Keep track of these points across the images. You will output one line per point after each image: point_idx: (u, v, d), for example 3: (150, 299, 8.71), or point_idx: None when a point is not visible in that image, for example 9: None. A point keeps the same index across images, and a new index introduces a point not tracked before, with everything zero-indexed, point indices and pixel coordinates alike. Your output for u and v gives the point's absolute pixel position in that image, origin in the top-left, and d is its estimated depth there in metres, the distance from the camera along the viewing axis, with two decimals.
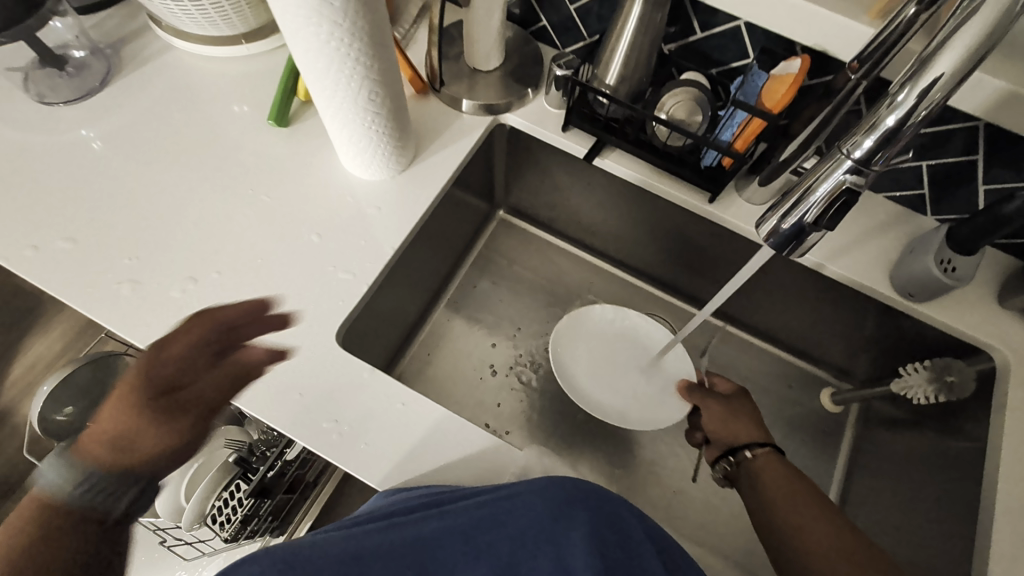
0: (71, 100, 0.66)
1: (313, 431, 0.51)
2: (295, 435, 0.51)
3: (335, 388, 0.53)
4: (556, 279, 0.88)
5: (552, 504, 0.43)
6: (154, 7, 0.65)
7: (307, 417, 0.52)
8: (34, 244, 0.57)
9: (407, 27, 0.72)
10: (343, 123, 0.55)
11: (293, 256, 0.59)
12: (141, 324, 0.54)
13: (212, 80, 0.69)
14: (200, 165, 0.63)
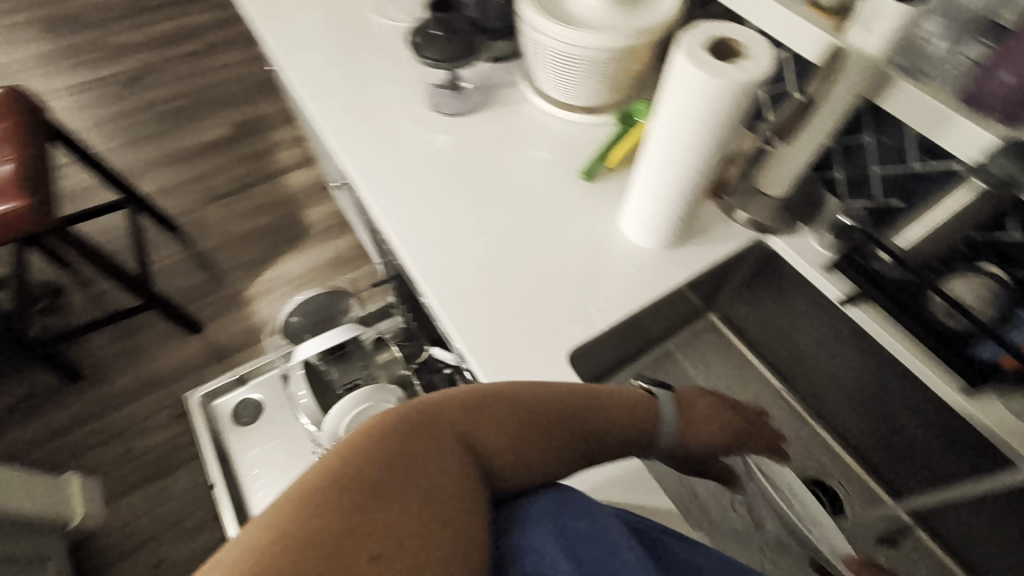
0: (451, 114, 0.89)
1: None
2: None
3: None
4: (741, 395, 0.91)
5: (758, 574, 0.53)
6: (538, 71, 0.86)
7: None
8: (394, 202, 0.79)
9: None
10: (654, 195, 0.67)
11: (561, 278, 0.71)
12: (441, 282, 0.71)
13: (546, 130, 0.88)
14: (516, 187, 0.81)
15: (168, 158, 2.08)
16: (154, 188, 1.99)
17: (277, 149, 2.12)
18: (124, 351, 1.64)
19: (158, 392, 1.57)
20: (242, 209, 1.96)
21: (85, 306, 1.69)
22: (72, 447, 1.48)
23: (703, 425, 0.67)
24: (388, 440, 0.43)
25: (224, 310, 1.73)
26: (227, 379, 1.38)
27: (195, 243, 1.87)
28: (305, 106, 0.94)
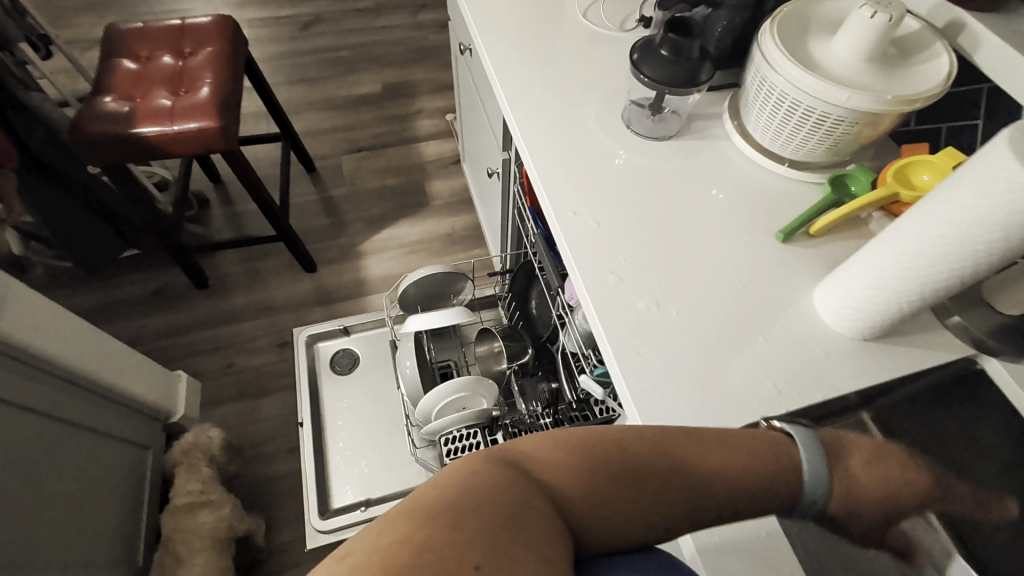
0: (644, 136, 0.86)
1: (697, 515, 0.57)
2: None
3: None
4: None
5: None
6: (754, 112, 0.81)
7: None
8: (575, 212, 0.77)
9: None
10: (880, 287, 0.60)
11: (739, 342, 0.66)
12: (611, 311, 0.68)
13: (742, 178, 0.83)
14: (700, 229, 0.77)
15: (321, 103, 2.20)
16: (303, 128, 2.12)
17: (419, 116, 2.19)
18: (246, 272, 1.76)
19: (267, 318, 1.68)
20: (375, 166, 2.04)
21: (224, 223, 1.84)
22: (186, 347, 1.61)
23: (864, 474, 0.48)
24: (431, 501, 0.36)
25: (340, 257, 1.81)
26: (335, 327, 1.44)
27: (326, 188, 1.97)
28: (498, 95, 0.94)
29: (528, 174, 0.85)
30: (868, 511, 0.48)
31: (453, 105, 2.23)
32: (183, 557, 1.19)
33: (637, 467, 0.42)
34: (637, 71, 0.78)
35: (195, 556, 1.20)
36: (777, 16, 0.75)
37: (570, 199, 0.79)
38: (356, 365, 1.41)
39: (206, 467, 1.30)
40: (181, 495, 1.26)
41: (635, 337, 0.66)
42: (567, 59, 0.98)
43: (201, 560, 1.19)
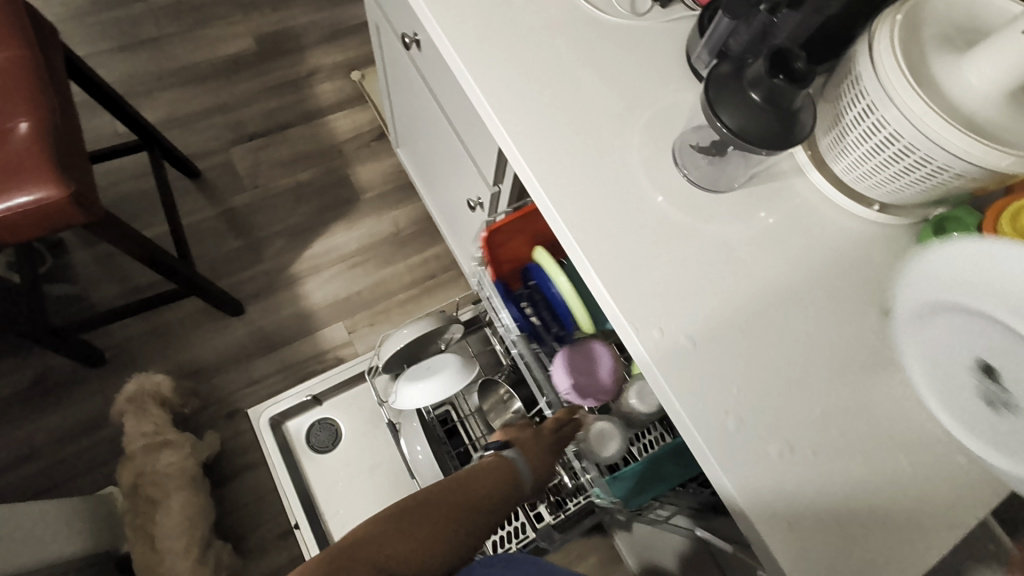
0: (708, 190, 0.68)
1: None
2: None
3: None
4: None
5: None
6: (849, 154, 0.64)
7: None
8: (663, 331, 0.61)
9: None
10: None
11: (884, 470, 0.57)
12: (742, 468, 0.56)
13: (830, 230, 0.68)
14: (805, 316, 0.63)
15: (179, 77, 1.68)
16: (164, 117, 1.63)
17: (315, 78, 1.74)
18: (153, 331, 1.39)
19: (198, 385, 1.36)
20: (279, 156, 1.62)
21: (97, 270, 1.40)
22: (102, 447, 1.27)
23: None
24: None
25: (269, 288, 1.48)
26: (301, 400, 1.19)
27: (223, 197, 1.56)
28: (505, 146, 0.69)
29: (580, 271, 0.65)
30: None
31: (355, 58, 1.78)
32: (160, 498, 1.14)
33: (425, 505, 0.64)
34: (714, 115, 0.57)
35: (172, 496, 1.15)
36: (896, 29, 0.56)
37: (650, 310, 0.62)
38: (339, 437, 1.19)
39: (157, 408, 1.23)
40: (137, 440, 1.20)
41: (777, 498, 0.56)
42: (582, 70, 0.71)
43: (178, 499, 1.15)
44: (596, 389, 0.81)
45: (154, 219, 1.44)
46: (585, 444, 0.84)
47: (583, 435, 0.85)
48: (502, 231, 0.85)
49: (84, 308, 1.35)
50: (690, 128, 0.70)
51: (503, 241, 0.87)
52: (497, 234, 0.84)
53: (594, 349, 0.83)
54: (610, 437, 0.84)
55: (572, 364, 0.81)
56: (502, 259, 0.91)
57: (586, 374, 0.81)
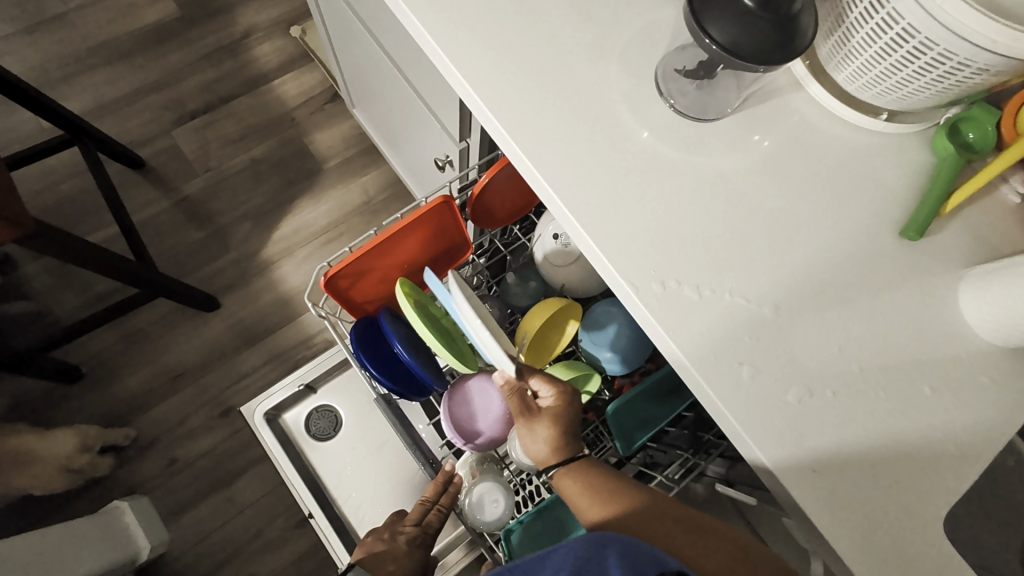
0: (702, 118, 0.60)
1: None
2: None
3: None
4: None
5: (588, 555, 0.41)
6: (852, 61, 0.57)
7: None
8: (665, 284, 0.55)
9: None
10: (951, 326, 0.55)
11: (908, 401, 0.54)
12: (760, 420, 0.53)
13: (833, 147, 0.62)
14: (816, 246, 0.58)
15: (100, 55, 1.51)
16: (91, 104, 1.47)
17: (251, 40, 1.57)
18: (128, 338, 1.32)
19: (187, 388, 1.31)
20: (227, 133, 1.49)
21: (53, 282, 1.30)
22: None
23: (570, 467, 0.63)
24: None
25: (242, 278, 1.40)
26: (294, 390, 1.15)
27: (175, 185, 1.44)
28: (464, 94, 0.59)
29: (565, 228, 0.57)
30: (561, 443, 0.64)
31: (292, 11, 1.61)
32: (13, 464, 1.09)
33: None
34: (701, 29, 0.49)
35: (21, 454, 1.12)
36: None
37: (648, 263, 0.55)
38: (339, 422, 1.15)
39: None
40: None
41: (801, 449, 0.52)
42: None
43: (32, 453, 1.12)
44: (479, 437, 0.74)
45: (103, 220, 1.33)
46: (466, 512, 0.71)
47: (465, 501, 0.71)
48: (343, 273, 0.70)
49: (48, 323, 1.27)
50: (672, 50, 0.61)
51: (349, 283, 0.73)
52: (338, 274, 0.70)
53: (477, 393, 0.76)
54: (490, 500, 0.71)
55: (455, 416, 0.74)
56: (358, 301, 0.76)
57: (466, 421, 0.74)
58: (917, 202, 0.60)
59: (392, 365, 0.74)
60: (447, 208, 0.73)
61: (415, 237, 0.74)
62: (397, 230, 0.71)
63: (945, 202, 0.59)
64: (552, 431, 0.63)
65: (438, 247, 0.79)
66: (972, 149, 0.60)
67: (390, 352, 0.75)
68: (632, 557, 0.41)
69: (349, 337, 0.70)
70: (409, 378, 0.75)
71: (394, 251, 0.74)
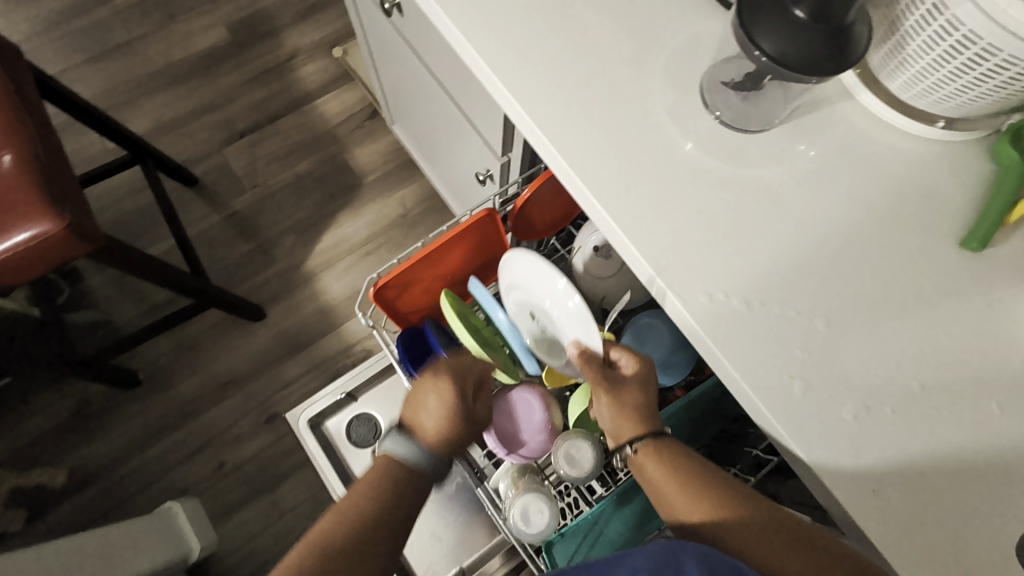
0: (747, 130, 0.60)
1: None
2: None
3: None
4: None
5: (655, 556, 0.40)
6: (906, 69, 0.56)
7: None
8: (713, 296, 0.54)
9: None
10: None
11: (973, 420, 0.52)
12: (813, 436, 0.51)
13: (886, 155, 0.61)
14: (871, 258, 0.57)
15: (158, 80, 1.61)
16: (150, 125, 1.57)
17: (296, 61, 1.65)
18: (180, 346, 1.39)
19: (234, 395, 1.36)
20: (273, 150, 1.56)
21: (114, 293, 1.38)
22: (154, 463, 1.30)
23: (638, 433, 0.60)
24: None
25: (286, 289, 1.45)
26: (336, 398, 1.18)
27: (225, 200, 1.51)
28: (510, 111, 0.61)
29: (610, 239, 0.58)
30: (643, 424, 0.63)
31: (334, 33, 1.68)
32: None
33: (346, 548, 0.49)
34: (750, 43, 0.49)
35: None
36: None
37: (694, 274, 0.55)
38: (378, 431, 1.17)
39: None
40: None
41: (859, 467, 0.51)
42: (585, 11, 0.63)
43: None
44: (522, 447, 0.76)
45: (160, 235, 1.41)
46: (513, 525, 0.71)
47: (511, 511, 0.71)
48: (391, 284, 0.72)
49: (110, 332, 1.35)
50: (717, 63, 0.61)
51: (396, 293, 0.75)
52: (386, 285, 0.72)
53: (520, 404, 0.78)
54: (536, 510, 0.71)
55: (499, 427, 0.76)
56: (403, 311, 0.79)
57: (509, 430, 0.77)
58: (979, 211, 0.58)
59: None
60: (491, 220, 0.75)
61: (459, 248, 0.76)
62: (443, 243, 0.73)
63: (1008, 214, 0.57)
64: (637, 402, 0.60)
65: (480, 259, 0.81)
66: None
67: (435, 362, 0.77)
68: (710, 563, 0.39)
69: (397, 347, 0.73)
70: None
71: (439, 262, 0.76)
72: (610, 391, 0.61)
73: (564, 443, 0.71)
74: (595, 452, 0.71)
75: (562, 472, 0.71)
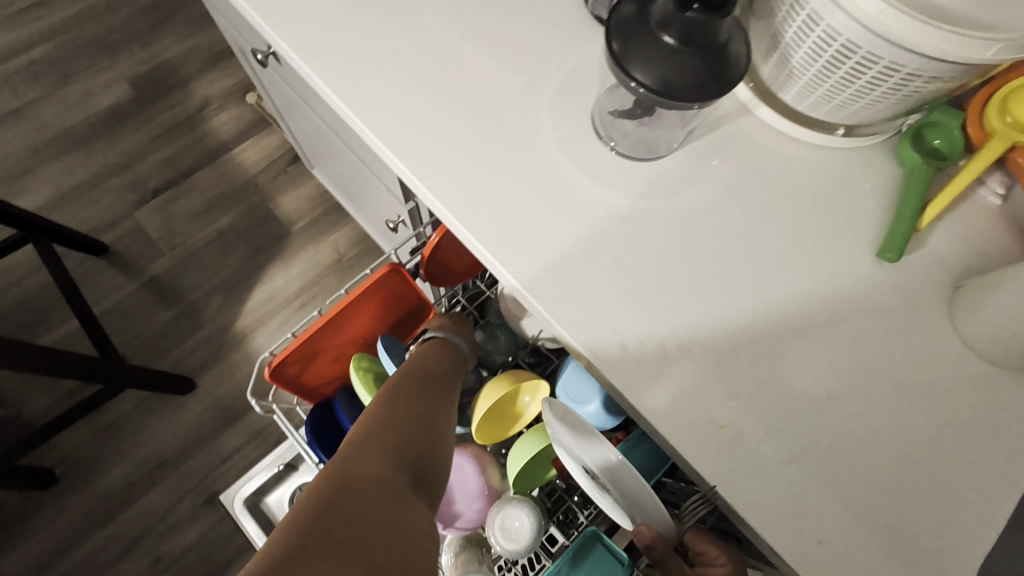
0: (645, 158, 0.56)
1: None
2: None
3: None
4: None
5: None
6: (796, 81, 0.53)
7: None
8: (627, 345, 0.50)
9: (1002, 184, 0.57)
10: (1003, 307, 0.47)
11: (909, 443, 0.48)
12: (747, 484, 0.47)
13: (790, 168, 0.58)
14: (787, 280, 0.53)
15: (57, 146, 1.50)
16: (51, 195, 1.45)
17: (207, 111, 1.56)
18: (102, 432, 1.27)
19: (167, 478, 1.25)
20: (190, 207, 1.47)
21: (20, 384, 1.26)
22: (82, 568, 1.18)
23: None
24: (322, 483, 0.42)
25: (216, 354, 1.35)
26: (275, 470, 1.08)
27: (141, 267, 1.41)
28: (391, 163, 0.56)
29: (512, 294, 0.53)
30: None
31: (246, 78, 1.61)
32: None
33: (406, 413, 0.55)
34: (624, 74, 0.45)
35: None
36: None
37: (605, 322, 0.50)
38: None
39: None
40: None
41: (800, 515, 0.47)
42: (464, 48, 0.58)
43: None
44: (458, 518, 0.69)
45: (67, 314, 1.29)
46: None
47: None
48: (290, 359, 0.65)
49: (18, 427, 1.22)
50: (603, 92, 0.58)
51: (299, 367, 0.67)
52: (283, 362, 0.64)
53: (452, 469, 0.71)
54: None
55: None
56: (311, 384, 0.71)
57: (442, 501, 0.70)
58: (890, 217, 0.56)
59: None
60: (397, 275, 0.68)
61: (365, 309, 0.69)
62: (344, 307, 0.66)
63: (919, 217, 0.55)
64: None
65: (394, 316, 0.74)
66: (939, 156, 0.56)
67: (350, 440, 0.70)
68: None
69: (304, 430, 0.65)
70: None
71: (344, 327, 0.69)
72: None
73: (499, 513, 0.66)
74: (533, 521, 0.65)
75: (498, 545, 0.65)
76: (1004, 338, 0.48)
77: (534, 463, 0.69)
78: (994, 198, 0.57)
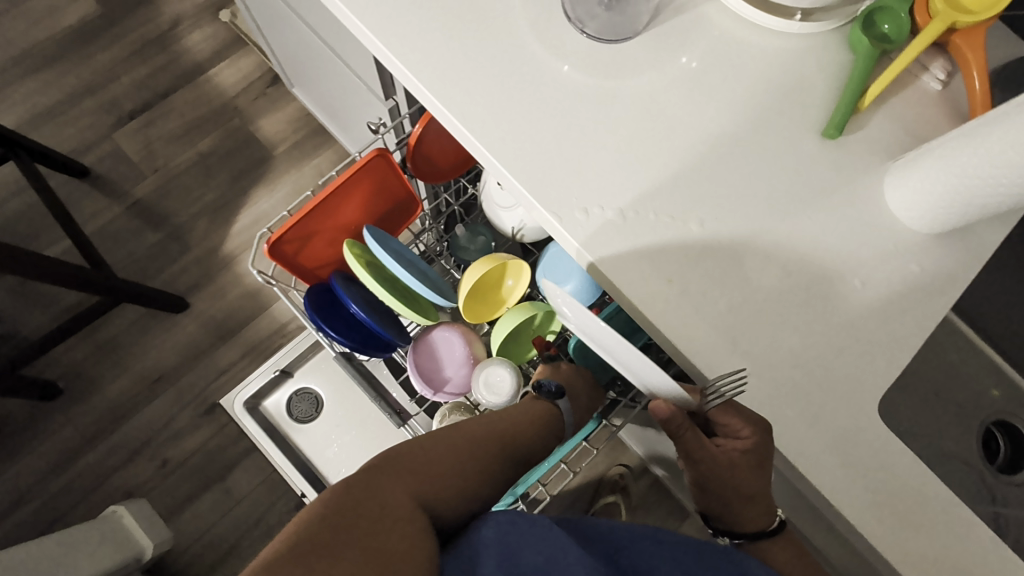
0: (612, 39, 0.59)
1: (867, 506, 0.51)
2: (841, 493, 0.51)
3: (880, 457, 0.52)
4: (961, 347, 0.77)
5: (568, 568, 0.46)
6: None
7: (848, 470, 0.52)
8: (586, 210, 0.55)
9: (946, 69, 0.61)
10: (921, 180, 0.54)
11: (834, 295, 0.55)
12: (690, 330, 0.54)
13: (750, 53, 0.61)
14: (738, 154, 0.58)
15: (27, 65, 1.46)
16: (26, 116, 1.43)
17: (180, 30, 1.51)
18: (101, 349, 1.32)
19: (167, 390, 1.31)
20: (169, 130, 1.45)
21: (16, 302, 1.29)
22: (93, 470, 1.25)
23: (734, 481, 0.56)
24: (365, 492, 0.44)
25: (207, 275, 1.38)
26: (271, 376, 1.14)
27: (125, 190, 1.41)
28: (370, 45, 0.58)
29: (484, 167, 0.57)
30: (734, 478, 0.56)
31: None
32: None
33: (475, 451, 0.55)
34: None
35: None
36: None
37: (568, 191, 0.55)
38: (318, 404, 1.13)
39: None
40: None
41: (734, 353, 0.54)
42: None
43: None
44: (447, 383, 0.76)
45: (55, 235, 1.30)
46: None
47: None
48: (287, 238, 0.69)
49: (17, 344, 1.26)
50: None
51: (296, 248, 0.72)
52: (280, 240, 0.68)
53: (441, 343, 0.78)
54: None
55: (423, 368, 0.76)
56: (308, 268, 0.75)
57: (432, 368, 0.77)
58: (838, 99, 0.60)
59: (351, 326, 0.74)
60: (385, 161, 0.72)
61: (356, 194, 0.73)
62: (336, 188, 0.69)
63: (863, 97, 0.59)
64: (745, 468, 0.54)
65: (383, 206, 0.78)
66: (888, 40, 0.60)
67: (347, 316, 0.75)
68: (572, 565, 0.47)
69: (305, 302, 0.70)
70: (371, 335, 0.76)
71: (336, 211, 0.72)
72: (710, 454, 0.56)
73: (481, 373, 0.72)
74: (513, 375, 0.72)
75: (485, 401, 0.72)
76: (924, 202, 0.54)
77: (514, 336, 0.76)
78: (936, 82, 0.61)
